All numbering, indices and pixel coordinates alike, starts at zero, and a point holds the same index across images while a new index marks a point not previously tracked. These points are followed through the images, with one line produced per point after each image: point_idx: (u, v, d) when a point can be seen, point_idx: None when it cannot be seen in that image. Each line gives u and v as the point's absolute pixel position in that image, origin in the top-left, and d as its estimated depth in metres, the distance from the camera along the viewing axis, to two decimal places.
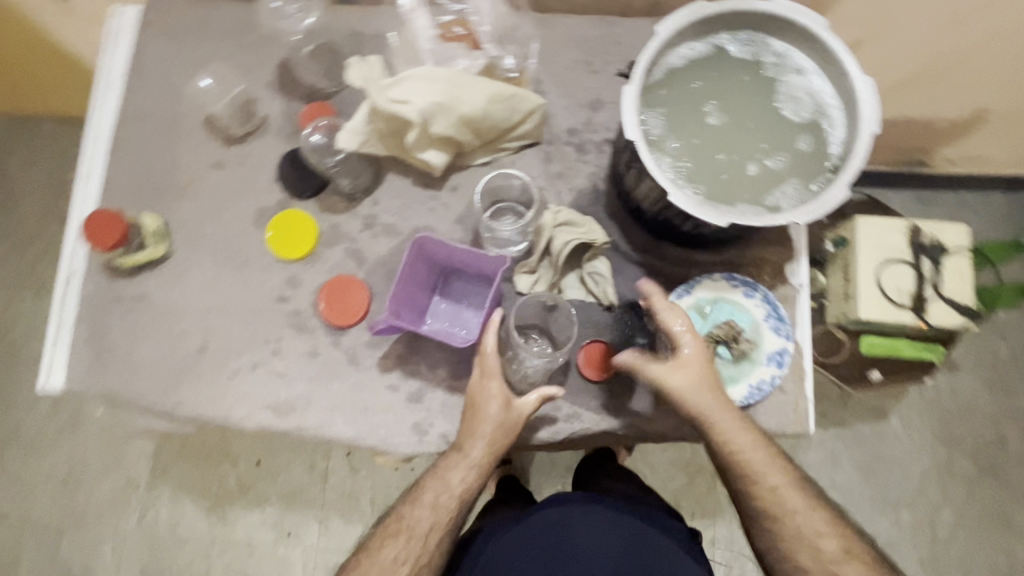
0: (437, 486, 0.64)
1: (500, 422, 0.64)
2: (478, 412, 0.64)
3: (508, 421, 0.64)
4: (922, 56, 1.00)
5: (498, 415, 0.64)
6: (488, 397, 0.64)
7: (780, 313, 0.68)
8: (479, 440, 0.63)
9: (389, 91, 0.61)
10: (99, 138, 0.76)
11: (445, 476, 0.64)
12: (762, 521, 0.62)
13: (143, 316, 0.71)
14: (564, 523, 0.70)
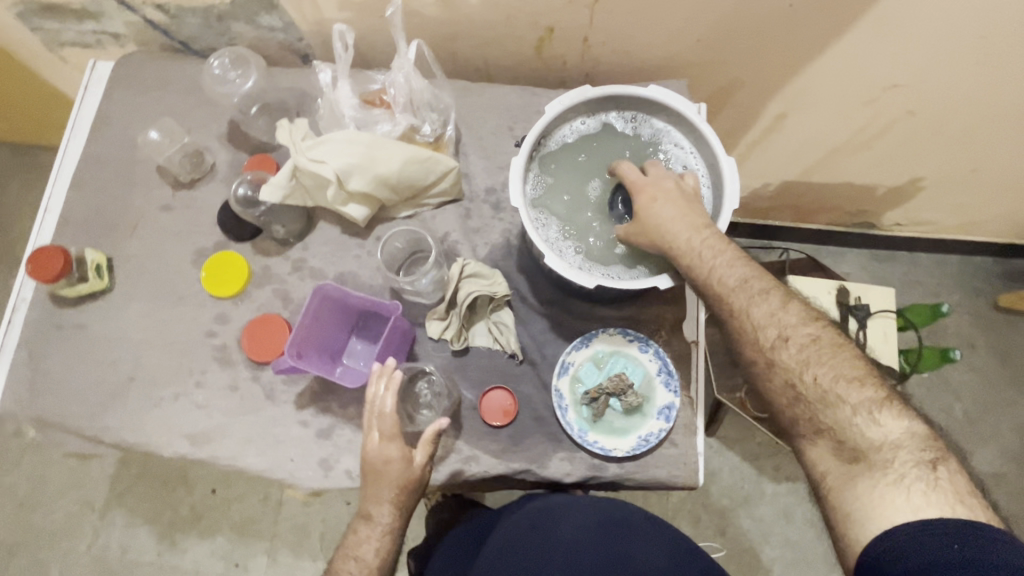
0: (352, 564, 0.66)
1: (402, 476, 0.66)
2: (375, 483, 0.66)
3: (408, 476, 0.66)
4: (842, 131, 1.06)
5: (401, 470, 0.66)
6: (387, 458, 0.65)
7: (670, 368, 0.73)
8: (390, 497, 0.66)
9: (310, 152, 0.71)
10: (61, 178, 0.83)
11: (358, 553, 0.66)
12: (789, 403, 0.58)
13: (81, 345, 0.77)
14: (548, 518, 0.73)
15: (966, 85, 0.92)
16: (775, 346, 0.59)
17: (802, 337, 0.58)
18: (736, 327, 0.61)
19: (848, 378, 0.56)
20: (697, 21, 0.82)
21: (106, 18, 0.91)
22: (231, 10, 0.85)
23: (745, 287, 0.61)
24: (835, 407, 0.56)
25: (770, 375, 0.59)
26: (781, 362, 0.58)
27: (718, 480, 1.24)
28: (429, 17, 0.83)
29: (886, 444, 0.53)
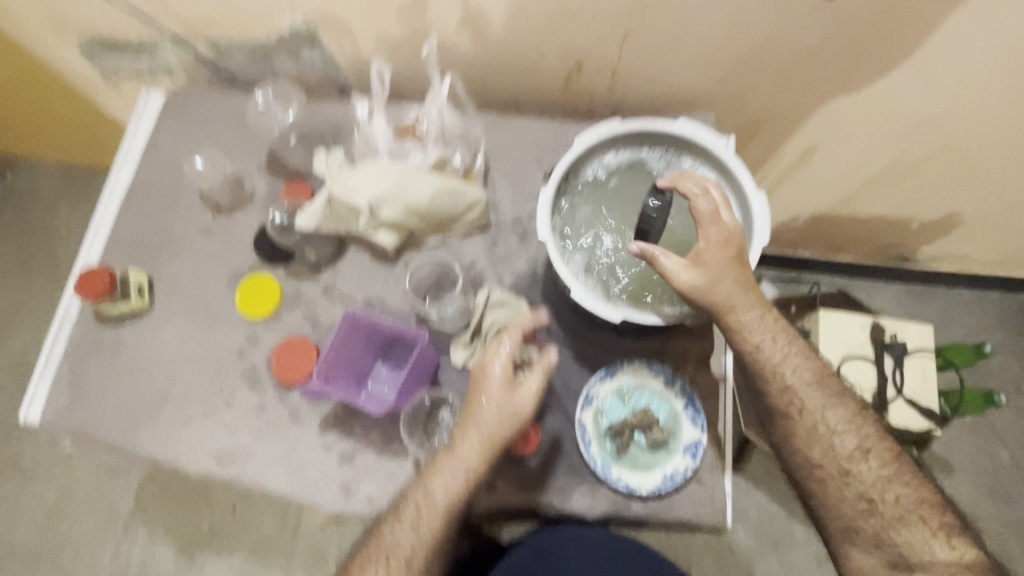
0: (422, 499, 0.64)
1: (506, 403, 0.65)
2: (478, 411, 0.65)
3: (510, 404, 0.65)
4: (875, 164, 1.04)
5: (506, 398, 0.65)
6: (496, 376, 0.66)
7: (697, 404, 0.72)
8: (486, 428, 0.64)
9: (344, 181, 0.73)
10: (110, 201, 0.87)
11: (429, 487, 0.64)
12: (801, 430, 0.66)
13: (120, 361, 0.79)
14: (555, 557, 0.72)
15: (1005, 119, 0.89)
16: (853, 459, 0.65)
17: (876, 453, 0.65)
18: (811, 429, 0.65)
19: (916, 498, 0.65)
20: (724, 57, 0.83)
21: (161, 53, 0.98)
22: (276, 45, 0.90)
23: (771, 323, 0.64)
24: (854, 472, 0.65)
25: (840, 484, 0.65)
26: (859, 475, 0.65)
27: (746, 521, 1.19)
28: (461, 52, 0.87)
29: (938, 563, 0.62)
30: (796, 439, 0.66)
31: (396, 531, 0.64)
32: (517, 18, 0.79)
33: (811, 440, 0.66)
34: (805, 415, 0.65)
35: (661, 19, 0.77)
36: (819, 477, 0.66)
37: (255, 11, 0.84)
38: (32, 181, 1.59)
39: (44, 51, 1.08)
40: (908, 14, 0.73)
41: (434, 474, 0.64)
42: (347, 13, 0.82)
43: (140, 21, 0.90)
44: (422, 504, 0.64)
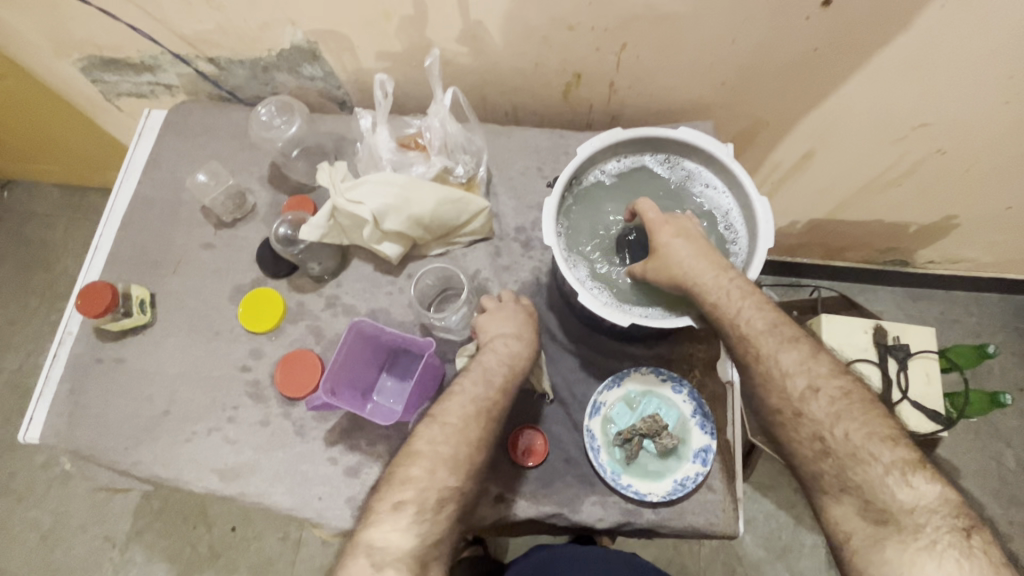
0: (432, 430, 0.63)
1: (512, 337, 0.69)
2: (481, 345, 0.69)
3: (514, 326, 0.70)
4: (871, 168, 1.05)
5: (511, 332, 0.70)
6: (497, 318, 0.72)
7: (705, 410, 0.71)
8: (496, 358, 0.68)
9: (348, 193, 0.73)
10: (111, 217, 0.87)
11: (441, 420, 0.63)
12: (816, 459, 0.60)
13: (121, 378, 0.78)
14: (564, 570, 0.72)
15: (998, 122, 0.90)
16: (805, 398, 0.61)
17: (832, 391, 0.60)
18: (765, 372, 0.62)
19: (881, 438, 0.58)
20: (721, 65, 0.84)
21: (162, 70, 0.99)
22: (277, 62, 0.91)
23: (775, 333, 0.63)
24: (808, 412, 0.60)
25: (797, 426, 0.61)
26: (812, 414, 0.60)
27: (753, 529, 1.18)
28: (460, 65, 0.88)
29: (918, 507, 0.54)
30: (754, 384, 0.63)
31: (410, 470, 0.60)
32: (517, 31, 0.80)
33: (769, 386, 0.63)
34: (760, 361, 0.63)
35: (659, 29, 0.78)
36: (778, 421, 0.62)
37: (257, 27, 0.85)
38: (31, 200, 1.59)
39: (45, 71, 1.08)
40: (900, 21, 0.74)
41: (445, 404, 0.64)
42: (347, 29, 0.83)
43: (141, 39, 0.91)
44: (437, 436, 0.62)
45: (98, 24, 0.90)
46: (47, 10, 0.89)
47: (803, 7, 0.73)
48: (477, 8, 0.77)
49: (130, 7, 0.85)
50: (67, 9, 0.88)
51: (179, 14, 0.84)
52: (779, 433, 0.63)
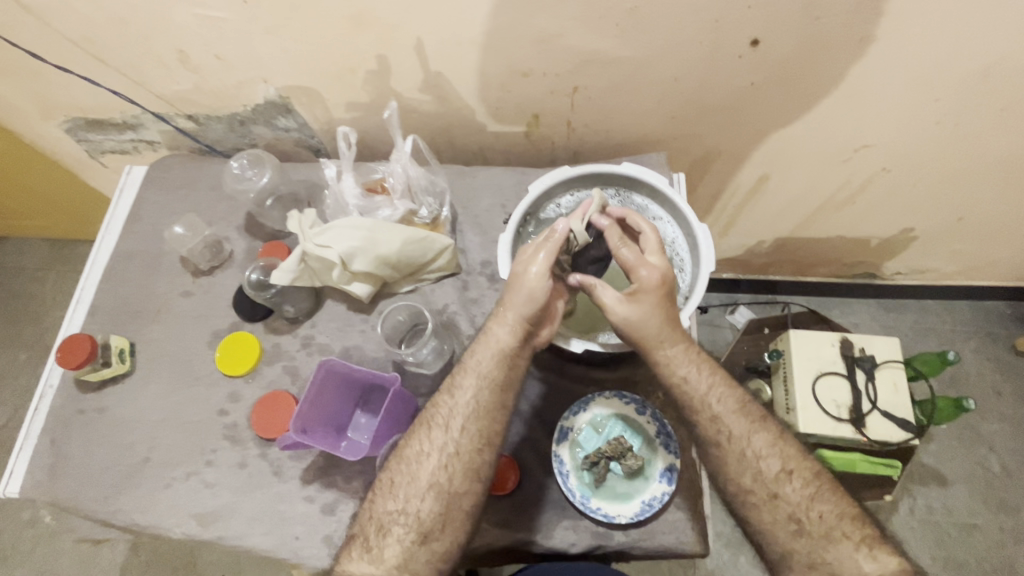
0: (409, 468, 0.66)
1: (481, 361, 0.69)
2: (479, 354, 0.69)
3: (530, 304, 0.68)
4: (824, 189, 1.10)
5: (478, 359, 0.69)
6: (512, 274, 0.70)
7: (668, 430, 0.74)
8: (458, 391, 0.68)
9: (317, 239, 0.77)
10: (94, 270, 0.91)
11: (422, 455, 0.66)
12: (791, 538, 0.64)
13: (101, 428, 0.80)
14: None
15: (935, 143, 0.94)
16: (779, 480, 0.66)
17: (803, 473, 0.66)
18: (736, 453, 0.67)
19: (849, 516, 0.64)
20: (668, 102, 0.89)
21: (144, 128, 1.04)
22: (252, 115, 0.96)
23: (741, 415, 0.68)
24: (782, 494, 0.65)
25: (772, 508, 0.65)
26: (786, 496, 0.65)
27: (742, 548, 1.18)
28: (426, 111, 0.93)
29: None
30: (723, 463, 0.68)
31: (382, 505, 0.65)
32: (474, 79, 0.85)
33: (740, 466, 0.67)
34: (731, 441, 0.67)
35: (606, 72, 0.83)
36: (749, 502, 0.66)
37: (231, 86, 0.90)
38: (20, 255, 1.62)
39: (33, 133, 1.13)
40: (828, 58, 0.79)
41: (408, 442, 0.67)
42: (317, 84, 0.88)
43: (123, 101, 0.97)
44: (399, 472, 0.66)
45: (81, 88, 0.95)
46: (32, 77, 0.94)
47: (734, 47, 0.77)
48: (435, 60, 0.82)
49: (111, 72, 0.90)
50: (51, 76, 0.93)
51: (158, 77, 0.90)
52: (748, 513, 0.67)
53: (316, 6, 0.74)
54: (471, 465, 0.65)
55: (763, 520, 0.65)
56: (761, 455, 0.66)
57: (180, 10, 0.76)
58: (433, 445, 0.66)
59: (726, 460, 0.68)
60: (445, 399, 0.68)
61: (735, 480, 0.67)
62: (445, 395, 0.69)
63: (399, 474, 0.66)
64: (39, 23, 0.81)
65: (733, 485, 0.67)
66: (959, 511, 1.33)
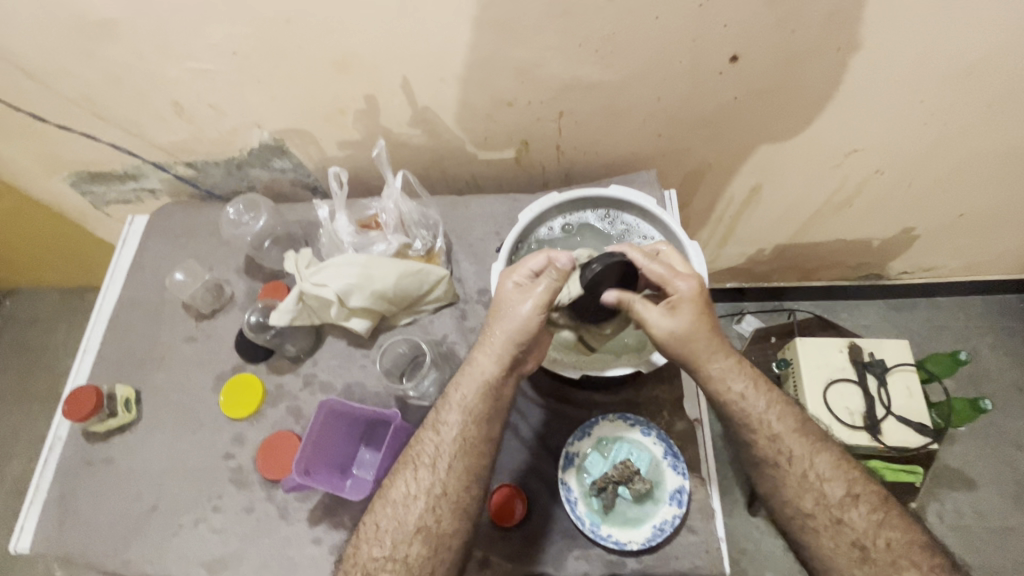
0: (391, 510, 0.65)
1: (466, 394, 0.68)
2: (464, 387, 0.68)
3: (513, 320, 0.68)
4: (819, 194, 1.09)
5: (462, 393, 0.68)
6: (503, 303, 0.69)
7: (675, 450, 0.72)
8: (443, 428, 0.67)
9: (313, 278, 0.78)
10: (98, 321, 0.92)
11: (406, 497, 0.65)
12: (854, 564, 0.63)
13: (109, 478, 0.80)
14: None
15: (926, 142, 0.94)
16: (844, 505, 0.65)
17: (869, 497, 0.66)
18: (798, 474, 0.66)
19: (916, 545, 0.63)
20: (654, 120, 0.90)
21: (144, 178, 1.06)
22: (248, 159, 0.98)
23: (806, 435, 0.68)
24: (846, 520, 0.64)
25: (835, 534, 0.64)
26: (851, 521, 0.64)
27: (765, 564, 1.15)
28: (416, 145, 0.94)
29: None
30: (784, 482, 0.67)
31: (367, 551, 0.64)
32: (461, 112, 0.87)
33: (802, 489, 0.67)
34: (793, 463, 0.67)
35: (590, 96, 0.84)
36: (811, 528, 0.66)
37: (225, 133, 0.92)
38: (31, 307, 1.66)
39: (38, 190, 1.17)
40: (807, 68, 0.79)
41: (394, 482, 0.66)
42: (309, 126, 0.90)
43: (122, 154, 0.99)
44: (384, 515, 0.65)
45: (82, 144, 0.98)
46: (35, 137, 0.97)
47: (713, 63, 0.78)
48: (422, 96, 0.84)
49: (109, 127, 0.93)
50: (53, 135, 0.96)
51: (154, 128, 0.92)
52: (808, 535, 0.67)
53: (301, 52, 0.76)
54: (460, 505, 0.65)
55: (824, 546, 0.65)
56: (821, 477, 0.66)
57: (171, 65, 0.79)
58: (419, 485, 0.65)
59: (788, 480, 0.67)
60: (426, 435, 0.68)
61: (794, 503, 0.67)
62: (429, 431, 0.68)
63: (381, 517, 0.65)
64: (38, 86, 0.84)
65: (790, 508, 0.67)
66: (989, 514, 1.29)
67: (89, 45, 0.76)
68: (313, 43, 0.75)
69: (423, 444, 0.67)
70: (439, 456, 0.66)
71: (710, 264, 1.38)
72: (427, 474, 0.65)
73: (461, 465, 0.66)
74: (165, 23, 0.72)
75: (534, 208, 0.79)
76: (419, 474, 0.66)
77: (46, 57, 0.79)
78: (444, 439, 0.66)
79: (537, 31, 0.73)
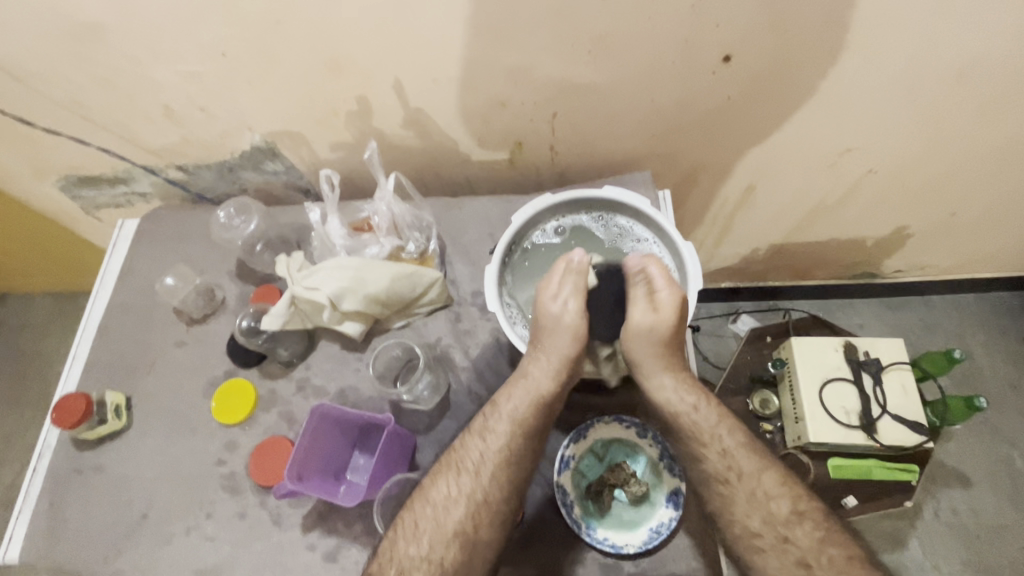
0: (432, 511, 0.65)
1: (515, 403, 0.69)
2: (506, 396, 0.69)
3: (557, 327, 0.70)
4: (813, 194, 1.09)
5: (514, 403, 0.69)
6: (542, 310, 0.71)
7: (671, 453, 0.73)
8: (491, 436, 0.67)
9: (305, 282, 0.77)
10: (88, 327, 0.91)
11: (445, 500, 0.65)
12: None
13: (99, 486, 0.79)
14: None
15: (919, 142, 0.94)
16: (790, 522, 0.64)
17: (812, 513, 0.65)
18: (747, 491, 0.66)
19: (859, 561, 0.62)
20: (648, 121, 0.89)
21: (135, 181, 1.05)
22: (240, 162, 0.98)
23: (750, 452, 0.68)
24: (792, 538, 0.63)
25: (781, 553, 0.63)
26: (796, 539, 0.63)
27: None
28: (409, 147, 0.94)
29: None
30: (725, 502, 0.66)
31: (403, 550, 0.63)
32: (454, 113, 0.86)
33: (749, 506, 0.66)
34: (741, 480, 0.66)
35: (583, 97, 0.84)
36: (756, 546, 0.64)
37: (217, 136, 0.91)
38: (22, 312, 1.64)
39: (28, 193, 1.15)
40: (800, 68, 0.79)
41: (435, 484, 0.67)
42: (301, 128, 0.89)
43: (112, 157, 0.98)
44: (424, 515, 0.65)
45: (71, 148, 0.97)
46: (23, 141, 0.96)
47: (707, 64, 0.78)
48: (415, 98, 0.83)
49: (98, 130, 0.92)
50: (41, 139, 0.95)
51: (145, 131, 0.91)
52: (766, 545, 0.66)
53: (292, 54, 0.76)
54: (498, 512, 0.65)
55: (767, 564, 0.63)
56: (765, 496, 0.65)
57: (161, 68, 0.78)
58: (461, 490, 0.65)
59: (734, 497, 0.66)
60: (469, 440, 0.68)
61: (740, 522, 0.65)
62: (477, 436, 0.68)
63: (417, 517, 0.65)
64: (25, 89, 0.83)
65: (737, 527, 0.65)
66: (984, 511, 1.29)
67: (76, 47, 0.75)
68: (304, 45, 0.74)
69: (466, 450, 0.68)
70: (484, 462, 0.66)
71: (706, 264, 1.38)
72: (468, 478, 0.66)
73: (504, 472, 0.66)
74: (154, 26, 0.71)
75: (525, 211, 0.77)
76: (460, 478, 0.66)
77: (33, 60, 0.78)
78: (488, 447, 0.67)
79: (530, 32, 0.72)
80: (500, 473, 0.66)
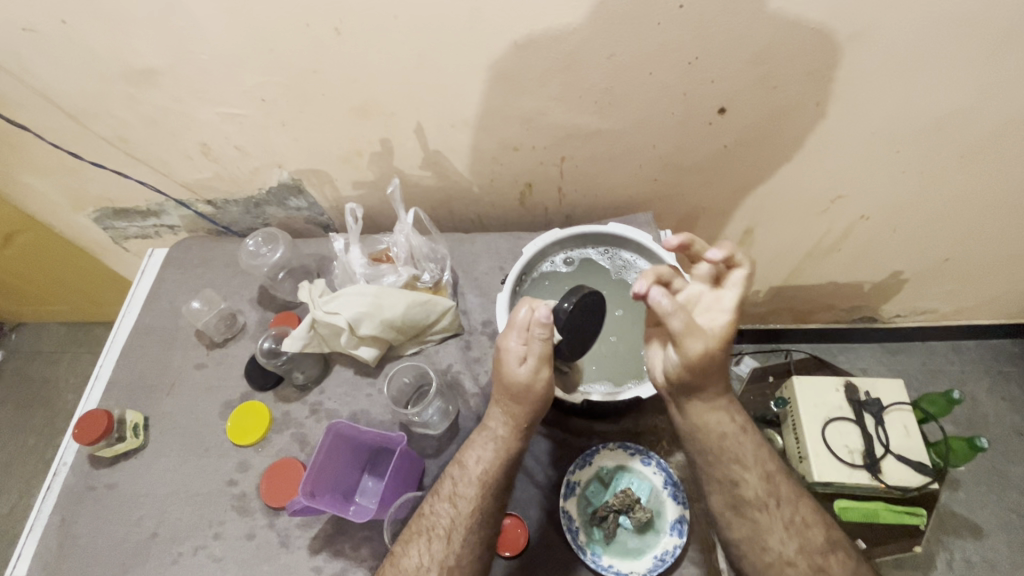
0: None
1: (482, 460, 0.70)
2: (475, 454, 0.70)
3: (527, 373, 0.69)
4: (810, 238, 1.15)
5: (482, 466, 0.69)
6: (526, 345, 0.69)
7: (675, 480, 0.74)
8: (460, 500, 0.68)
9: (325, 306, 0.81)
10: (112, 348, 0.95)
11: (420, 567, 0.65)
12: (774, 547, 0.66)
13: (111, 504, 0.81)
14: None
15: (906, 190, 1.00)
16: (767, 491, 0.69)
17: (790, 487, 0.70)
18: (728, 464, 0.70)
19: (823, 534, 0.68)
20: (651, 166, 0.96)
21: (165, 214, 1.12)
22: (267, 198, 1.04)
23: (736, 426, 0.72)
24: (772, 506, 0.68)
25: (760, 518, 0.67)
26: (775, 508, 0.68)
27: None
28: (427, 186, 1.00)
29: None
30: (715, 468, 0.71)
31: None
32: (470, 155, 0.93)
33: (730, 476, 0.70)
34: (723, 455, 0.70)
35: (590, 143, 0.91)
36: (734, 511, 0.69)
37: (248, 172, 0.98)
38: (37, 340, 1.68)
39: (61, 223, 1.22)
40: (789, 120, 0.86)
41: (406, 550, 0.66)
42: (326, 166, 0.96)
43: (148, 190, 1.05)
44: None
45: (111, 181, 1.04)
46: (66, 173, 1.03)
47: (704, 114, 0.85)
48: (433, 140, 0.90)
49: (140, 166, 0.99)
50: (84, 171, 1.02)
51: (181, 167, 0.98)
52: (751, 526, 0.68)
53: (326, 99, 0.83)
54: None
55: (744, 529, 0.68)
56: (749, 476, 0.68)
57: (205, 110, 0.86)
58: (433, 558, 0.65)
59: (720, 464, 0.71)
60: (434, 502, 0.69)
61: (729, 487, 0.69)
62: (446, 501, 0.68)
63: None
64: (77, 126, 0.91)
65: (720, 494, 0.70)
66: (998, 562, 1.26)
67: (130, 89, 0.83)
68: (336, 91, 0.82)
69: (432, 514, 0.68)
70: (456, 525, 0.66)
71: None
72: (439, 544, 0.66)
73: (477, 538, 0.66)
74: (204, 72, 0.79)
75: (537, 244, 0.83)
76: (433, 544, 0.66)
77: (88, 100, 0.86)
78: (456, 510, 0.67)
79: (541, 84, 0.80)
80: (474, 538, 0.66)
